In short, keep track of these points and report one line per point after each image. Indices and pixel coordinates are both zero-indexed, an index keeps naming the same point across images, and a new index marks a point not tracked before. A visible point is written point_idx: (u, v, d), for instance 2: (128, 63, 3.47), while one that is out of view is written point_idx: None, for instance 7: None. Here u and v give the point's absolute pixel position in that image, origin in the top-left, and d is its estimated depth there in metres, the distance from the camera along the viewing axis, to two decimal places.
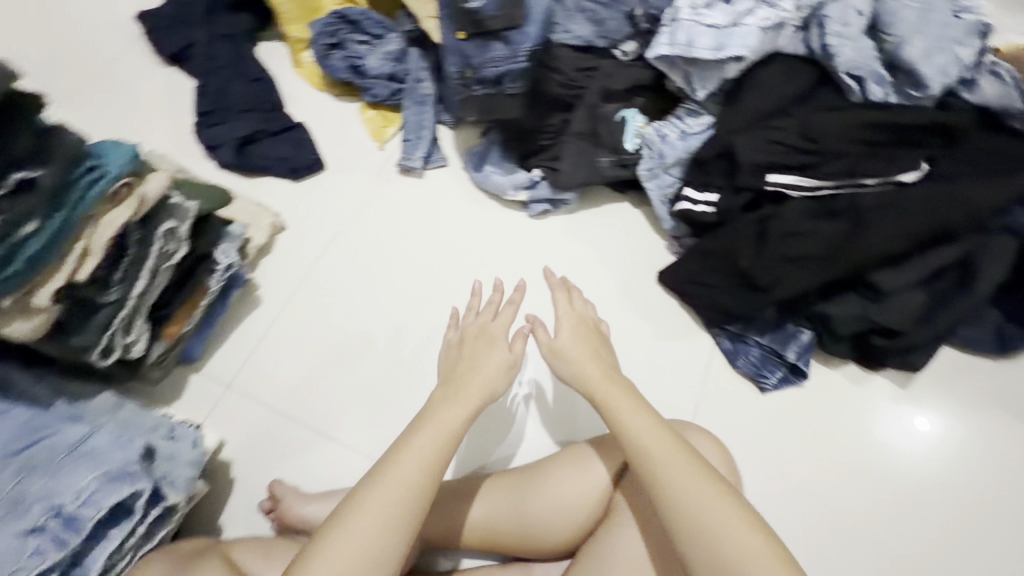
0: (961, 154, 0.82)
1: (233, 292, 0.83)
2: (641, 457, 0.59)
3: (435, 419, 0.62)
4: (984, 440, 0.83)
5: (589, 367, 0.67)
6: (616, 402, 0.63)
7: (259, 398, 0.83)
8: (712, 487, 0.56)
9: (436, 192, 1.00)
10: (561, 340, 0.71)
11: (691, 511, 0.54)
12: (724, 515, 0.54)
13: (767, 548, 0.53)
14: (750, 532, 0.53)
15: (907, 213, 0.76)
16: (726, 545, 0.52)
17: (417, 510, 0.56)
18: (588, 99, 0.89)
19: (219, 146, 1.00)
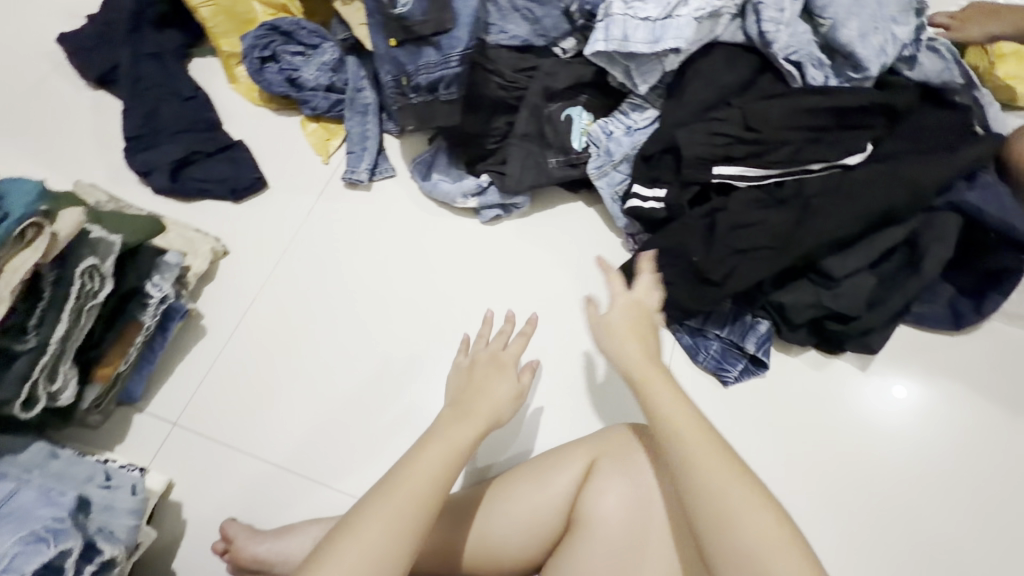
0: (905, 132, 0.82)
1: (173, 324, 0.80)
2: (678, 448, 0.56)
3: (448, 434, 0.61)
4: (941, 416, 0.84)
5: (631, 351, 0.64)
6: (655, 390, 0.60)
7: (209, 433, 0.80)
8: (746, 484, 0.54)
9: (384, 204, 0.97)
10: (609, 326, 0.66)
11: (716, 491, 0.54)
12: (745, 497, 0.53)
13: (790, 542, 0.52)
14: (767, 516, 0.52)
15: (852, 197, 0.76)
16: (745, 528, 0.52)
17: (421, 521, 0.55)
18: (530, 99, 0.87)
19: (153, 171, 0.96)
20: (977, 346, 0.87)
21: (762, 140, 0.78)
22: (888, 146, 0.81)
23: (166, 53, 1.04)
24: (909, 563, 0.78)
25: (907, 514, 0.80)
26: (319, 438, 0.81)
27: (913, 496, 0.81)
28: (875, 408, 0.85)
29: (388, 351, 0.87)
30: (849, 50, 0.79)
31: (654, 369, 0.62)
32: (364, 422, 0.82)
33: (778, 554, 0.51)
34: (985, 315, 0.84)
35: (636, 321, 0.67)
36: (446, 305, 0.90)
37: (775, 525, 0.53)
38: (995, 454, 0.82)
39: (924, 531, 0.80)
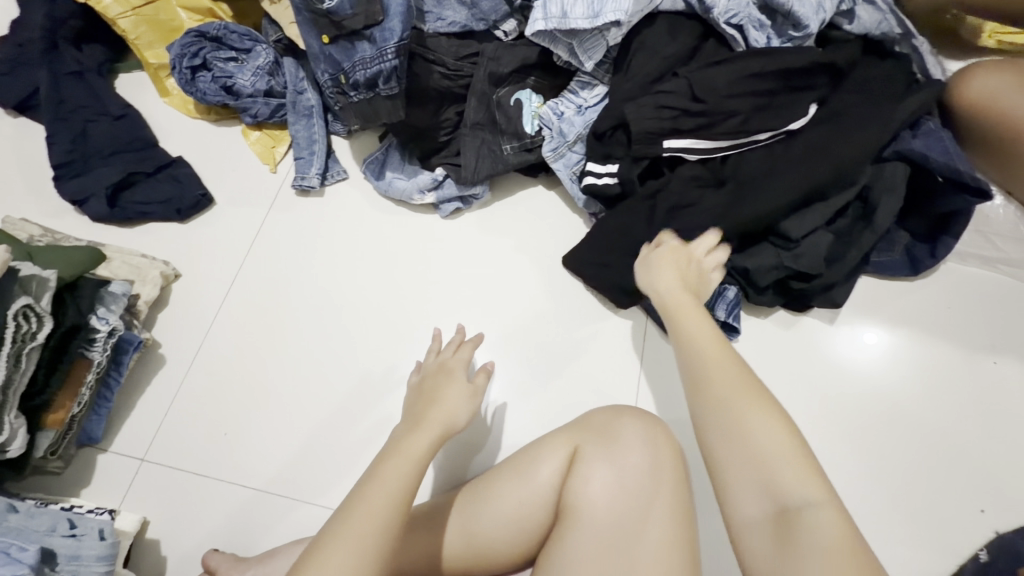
0: (850, 86, 0.83)
1: (127, 357, 0.76)
2: (694, 359, 0.61)
3: (401, 449, 0.60)
4: (907, 361, 0.87)
5: (664, 280, 0.71)
6: (679, 308, 0.67)
7: (180, 465, 0.77)
8: (755, 391, 0.57)
9: (339, 208, 0.94)
10: (647, 262, 0.74)
11: (726, 397, 0.57)
12: (758, 409, 0.55)
13: (794, 446, 0.53)
14: (778, 427, 0.54)
15: (795, 163, 0.78)
16: (758, 435, 0.53)
17: (389, 536, 0.53)
18: (477, 86, 0.85)
19: (88, 199, 0.90)
20: (935, 290, 0.90)
21: (708, 114, 0.77)
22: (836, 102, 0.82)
23: (89, 71, 0.97)
24: (889, 507, 0.80)
25: (880, 458, 0.83)
26: (295, 458, 0.79)
27: (883, 442, 0.83)
28: (843, 360, 0.87)
29: (358, 360, 0.85)
30: (788, 9, 0.79)
31: (680, 291, 0.69)
32: (341, 436, 0.80)
33: (789, 461, 0.52)
34: (939, 258, 0.86)
35: (676, 259, 0.73)
36: (414, 306, 0.88)
37: (776, 428, 0.54)
38: (958, 392, 0.85)
39: (897, 473, 0.82)
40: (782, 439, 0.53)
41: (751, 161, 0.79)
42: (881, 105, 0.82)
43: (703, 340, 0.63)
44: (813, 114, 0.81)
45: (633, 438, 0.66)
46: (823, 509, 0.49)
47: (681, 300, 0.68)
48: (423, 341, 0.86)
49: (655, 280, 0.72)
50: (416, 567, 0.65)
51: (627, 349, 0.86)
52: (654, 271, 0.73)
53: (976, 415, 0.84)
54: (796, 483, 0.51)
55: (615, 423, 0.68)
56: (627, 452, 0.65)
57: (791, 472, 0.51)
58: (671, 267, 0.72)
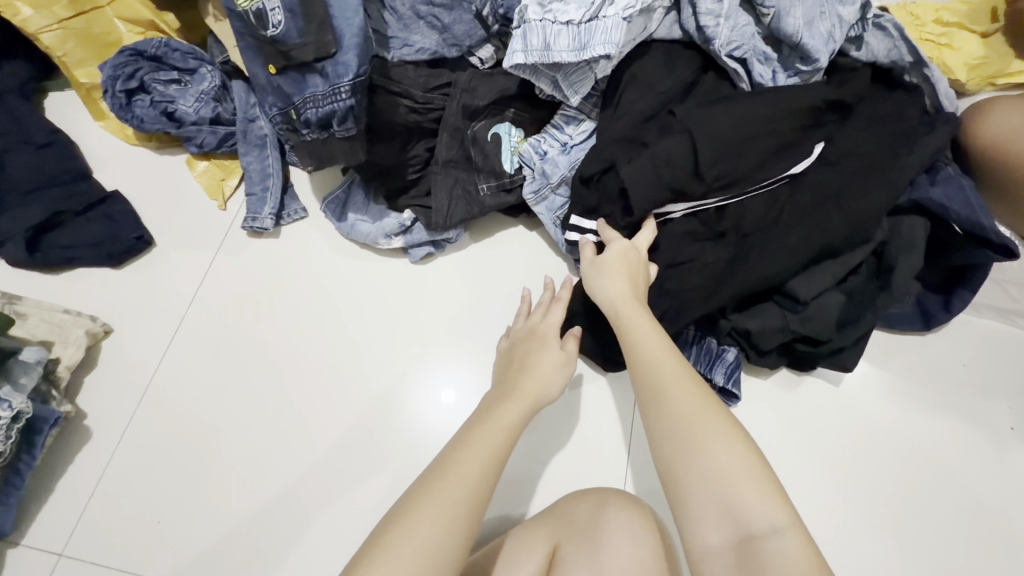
0: (865, 123, 0.74)
1: (43, 436, 0.66)
2: (652, 378, 0.57)
3: (494, 416, 0.60)
4: (920, 422, 0.80)
5: (616, 287, 0.64)
6: (633, 322, 0.61)
7: (105, 558, 0.67)
8: (714, 409, 0.53)
9: (296, 252, 0.84)
10: (592, 267, 0.67)
11: (683, 416, 0.53)
12: (716, 428, 0.51)
13: (756, 465, 0.49)
14: (738, 449, 0.50)
15: (803, 217, 0.70)
16: (718, 457, 0.50)
17: (477, 509, 0.52)
18: (449, 121, 0.76)
19: (4, 242, 0.79)
20: (946, 344, 0.83)
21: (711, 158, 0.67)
22: (846, 141, 0.73)
23: (10, 93, 0.86)
24: None
25: (896, 529, 0.76)
26: (248, 537, 0.70)
27: (897, 513, 0.76)
28: (851, 422, 0.80)
29: (338, 410, 0.76)
30: (797, 40, 0.71)
31: (634, 301, 0.63)
32: (343, 473, 0.73)
33: (752, 486, 0.48)
34: (954, 313, 0.80)
35: (623, 258, 0.66)
36: (381, 361, 0.79)
37: (735, 446, 0.50)
38: (975, 456, 0.79)
39: (914, 548, 0.75)
40: (744, 459, 0.49)
41: (758, 213, 0.70)
42: (897, 147, 0.73)
43: (659, 359, 0.58)
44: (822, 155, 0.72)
45: (622, 536, 0.58)
46: (789, 536, 0.45)
47: (634, 314, 0.62)
48: (391, 402, 0.77)
49: (606, 284, 0.65)
50: None
51: (616, 415, 0.77)
52: (602, 276, 0.66)
53: (993, 482, 0.78)
54: (759, 507, 0.47)
55: (598, 516, 0.60)
56: (613, 554, 0.57)
57: (753, 493, 0.48)
58: (618, 271, 0.65)
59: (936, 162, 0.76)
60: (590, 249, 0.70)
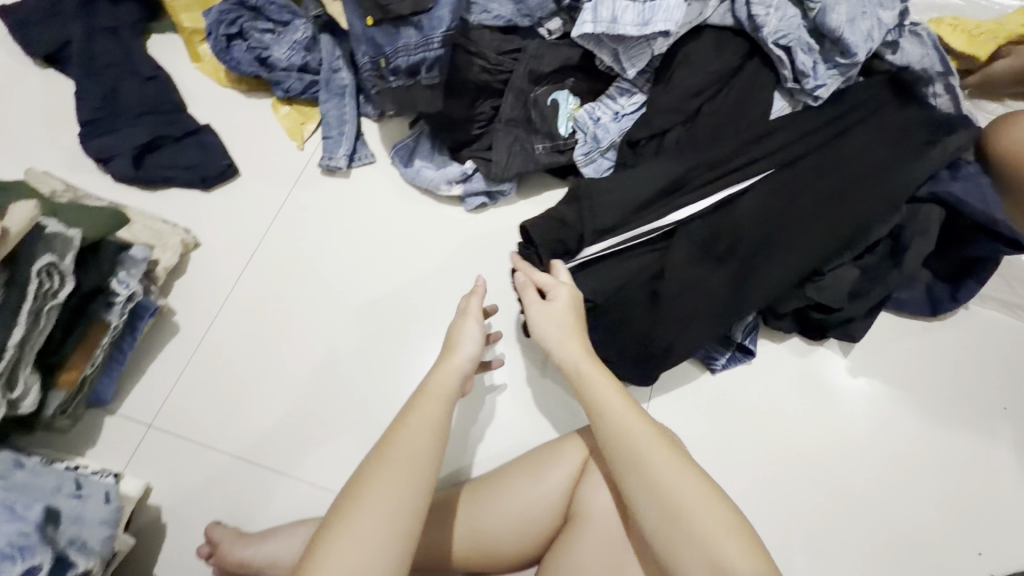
0: (856, 147, 0.79)
1: (143, 322, 0.75)
2: (621, 445, 0.58)
3: (425, 402, 0.59)
4: (916, 396, 0.87)
5: (567, 341, 0.65)
6: (593, 381, 0.62)
7: (186, 434, 0.77)
8: (694, 473, 0.56)
9: (364, 192, 0.94)
10: (539, 312, 0.67)
11: (667, 485, 0.55)
12: (697, 492, 0.54)
13: (735, 523, 0.54)
14: (717, 507, 0.54)
15: (787, 240, 0.76)
16: (697, 518, 0.53)
17: (409, 517, 0.51)
18: (515, 83, 0.84)
19: (113, 157, 0.89)
20: (951, 330, 0.90)
21: (731, 134, 0.80)
22: (831, 152, 0.79)
23: (124, 29, 0.97)
24: (887, 539, 0.81)
25: (883, 486, 0.83)
26: (305, 427, 0.79)
27: (885, 472, 0.84)
28: (855, 388, 0.87)
29: (388, 335, 0.85)
30: (839, 35, 0.78)
31: (591, 358, 0.64)
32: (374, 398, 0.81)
33: (730, 542, 0.52)
34: (961, 301, 0.86)
35: (568, 309, 0.67)
36: (433, 294, 0.88)
37: (715, 505, 0.54)
38: (964, 431, 0.85)
39: (897, 503, 0.83)
40: (725, 516, 0.53)
41: (755, 232, 0.77)
42: (903, 160, 0.78)
43: (631, 425, 0.58)
44: (795, 177, 0.78)
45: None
46: None
47: (596, 375, 0.62)
48: (439, 330, 0.86)
49: (556, 336, 0.65)
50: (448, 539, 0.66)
51: None
52: (552, 331, 0.66)
53: (979, 455, 0.84)
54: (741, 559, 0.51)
55: None
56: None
57: (736, 546, 0.52)
58: (566, 323, 0.66)
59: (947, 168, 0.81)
60: (537, 293, 0.69)
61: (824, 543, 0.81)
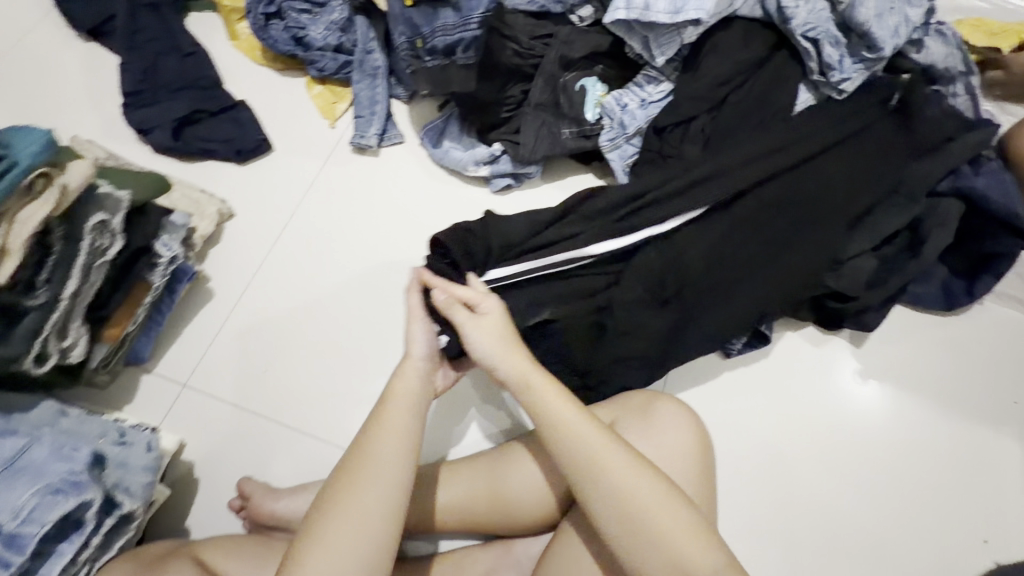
0: (807, 181, 0.79)
1: (181, 286, 0.78)
2: (575, 462, 0.56)
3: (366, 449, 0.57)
4: (932, 388, 0.88)
5: (506, 355, 0.62)
6: (542, 400, 0.59)
7: (218, 395, 0.80)
8: (655, 480, 0.54)
9: (392, 171, 0.96)
10: (473, 333, 0.63)
11: (626, 492, 0.54)
12: (654, 498, 0.53)
13: (694, 526, 0.53)
14: (678, 512, 0.53)
15: (727, 282, 0.78)
16: (656, 522, 0.53)
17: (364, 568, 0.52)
18: (546, 68, 0.86)
19: (153, 129, 0.92)
20: (967, 325, 0.91)
21: (755, 123, 0.82)
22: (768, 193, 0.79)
23: (166, 5, 0.99)
24: (903, 527, 0.81)
25: (896, 475, 0.83)
26: (329, 394, 0.81)
27: (899, 461, 0.84)
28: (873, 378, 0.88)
29: None
30: (866, 29, 0.79)
31: (536, 371, 0.61)
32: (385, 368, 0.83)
33: (688, 544, 0.52)
34: (976, 297, 0.86)
35: (499, 324, 0.63)
36: None
37: (675, 509, 0.54)
38: (977, 423, 0.86)
39: (911, 492, 0.82)
40: (683, 520, 0.53)
41: (695, 273, 0.77)
42: (848, 204, 0.80)
43: (586, 438, 0.56)
44: (743, 214, 0.78)
45: (668, 418, 0.65)
46: None
47: (544, 392, 0.59)
48: None
49: (495, 352, 0.62)
50: (447, 504, 0.69)
51: None
52: (489, 348, 0.62)
53: (991, 448, 0.84)
54: (701, 558, 0.52)
55: (650, 404, 0.68)
56: (662, 429, 0.65)
57: (695, 548, 0.52)
58: (503, 337, 0.62)
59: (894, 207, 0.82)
60: (464, 309, 0.64)
61: (838, 529, 0.81)
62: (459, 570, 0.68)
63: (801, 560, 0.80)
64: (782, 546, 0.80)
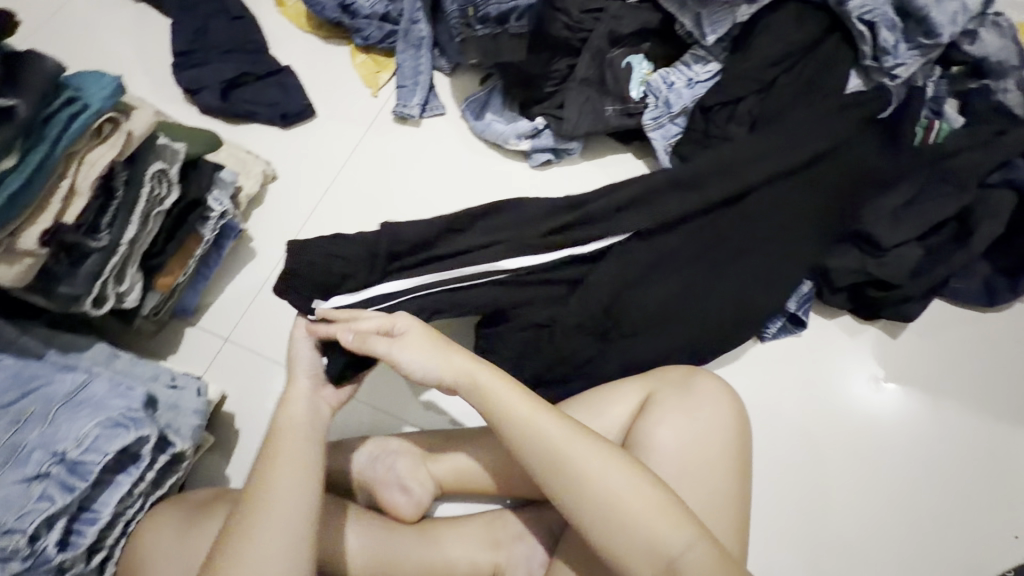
0: (753, 209, 0.80)
1: (228, 242, 0.80)
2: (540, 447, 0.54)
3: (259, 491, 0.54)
4: (970, 383, 0.87)
5: (443, 358, 0.58)
6: (489, 395, 0.57)
7: (258, 351, 0.81)
8: (617, 460, 0.53)
9: (433, 141, 0.96)
10: (397, 361, 0.59)
11: (588, 476, 0.52)
12: (619, 479, 0.52)
13: (664, 500, 0.52)
14: (645, 487, 0.52)
15: (672, 302, 0.77)
16: (625, 498, 0.51)
17: None
18: (594, 43, 0.86)
19: (202, 89, 0.94)
20: (1007, 322, 0.90)
21: (802, 108, 0.81)
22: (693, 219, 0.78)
23: None
24: (933, 519, 0.80)
25: (925, 466, 0.83)
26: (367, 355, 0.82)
27: (930, 454, 0.83)
28: (908, 369, 0.87)
29: None
30: (925, 14, 0.78)
31: (479, 366, 0.58)
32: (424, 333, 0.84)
33: (659, 520, 0.51)
34: (1020, 294, 0.85)
35: (429, 333, 0.60)
36: None
37: (642, 486, 0.52)
38: (1013, 421, 0.85)
39: (940, 484, 0.82)
40: (651, 495, 0.52)
41: (638, 293, 0.76)
42: (797, 222, 0.80)
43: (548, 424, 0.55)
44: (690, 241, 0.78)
45: (707, 394, 0.66)
46: (697, 550, 0.50)
47: (492, 384, 0.57)
48: None
49: (431, 365, 0.58)
50: (476, 470, 0.70)
51: None
52: (425, 353, 0.59)
53: None
54: (673, 532, 0.51)
55: (690, 378, 0.68)
56: (702, 402, 0.65)
57: (665, 523, 0.51)
58: (429, 348, 0.59)
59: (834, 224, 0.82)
60: (381, 338, 0.60)
61: (865, 517, 0.80)
62: (491, 525, 0.69)
63: (827, 545, 0.79)
64: (811, 531, 0.80)
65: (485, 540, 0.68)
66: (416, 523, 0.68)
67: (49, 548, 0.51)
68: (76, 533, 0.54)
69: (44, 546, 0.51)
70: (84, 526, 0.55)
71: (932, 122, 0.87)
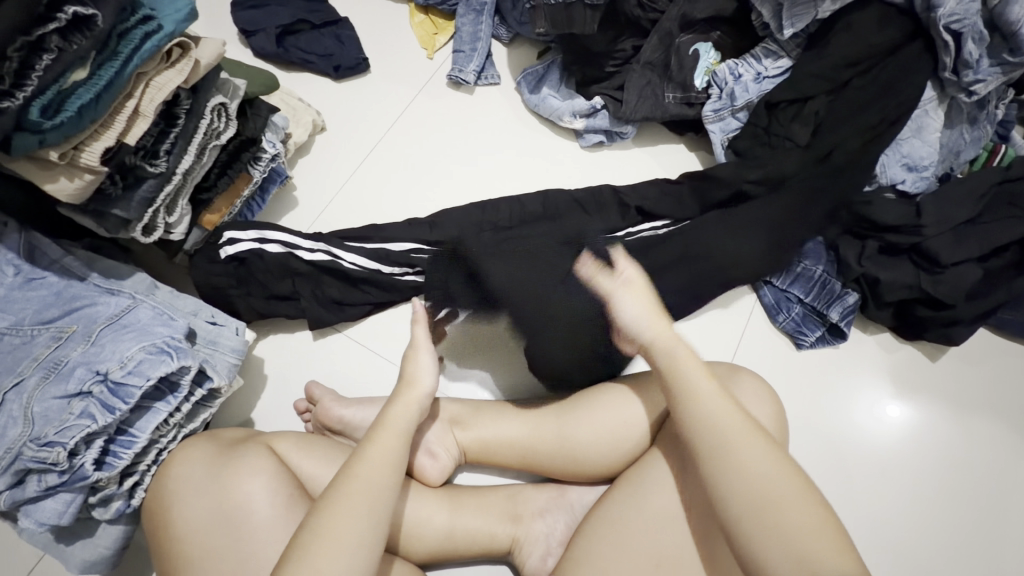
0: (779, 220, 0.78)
1: (273, 186, 0.79)
2: (696, 427, 0.52)
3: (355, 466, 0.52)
4: (1013, 413, 0.84)
5: (649, 324, 0.60)
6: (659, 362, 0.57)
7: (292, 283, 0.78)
8: (770, 454, 0.49)
9: (484, 111, 0.94)
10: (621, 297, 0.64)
11: (736, 462, 0.49)
12: (766, 473, 0.48)
13: (818, 511, 0.46)
14: (797, 490, 0.47)
15: None
16: (777, 496, 0.46)
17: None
18: (664, 25, 0.84)
19: (258, 32, 0.92)
20: None
21: (873, 114, 0.79)
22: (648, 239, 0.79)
23: None
24: (962, 549, 0.77)
25: (957, 494, 0.80)
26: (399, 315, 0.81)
27: (962, 481, 0.80)
28: (951, 393, 0.85)
29: None
30: (1016, 29, 0.74)
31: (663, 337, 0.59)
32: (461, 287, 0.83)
33: (812, 527, 0.45)
34: None
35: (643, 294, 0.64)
36: None
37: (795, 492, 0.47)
38: None
39: (977, 514, 0.79)
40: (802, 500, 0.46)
41: None
42: None
43: (709, 405, 0.52)
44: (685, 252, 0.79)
45: (755, 393, 0.65)
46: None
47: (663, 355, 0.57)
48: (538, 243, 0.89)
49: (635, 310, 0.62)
50: (512, 455, 0.68)
51: (733, 322, 0.86)
52: (636, 310, 0.62)
53: None
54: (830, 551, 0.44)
55: (734, 374, 0.67)
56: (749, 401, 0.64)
57: (820, 535, 0.44)
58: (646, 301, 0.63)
59: (835, 249, 0.83)
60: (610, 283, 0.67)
61: (891, 539, 0.78)
62: (510, 499, 0.68)
63: None
64: None
65: (507, 514, 0.67)
66: (439, 490, 0.67)
67: (85, 465, 0.53)
68: (111, 453, 0.56)
69: (81, 462, 0.53)
70: (119, 447, 0.56)
71: (998, 146, 0.85)
